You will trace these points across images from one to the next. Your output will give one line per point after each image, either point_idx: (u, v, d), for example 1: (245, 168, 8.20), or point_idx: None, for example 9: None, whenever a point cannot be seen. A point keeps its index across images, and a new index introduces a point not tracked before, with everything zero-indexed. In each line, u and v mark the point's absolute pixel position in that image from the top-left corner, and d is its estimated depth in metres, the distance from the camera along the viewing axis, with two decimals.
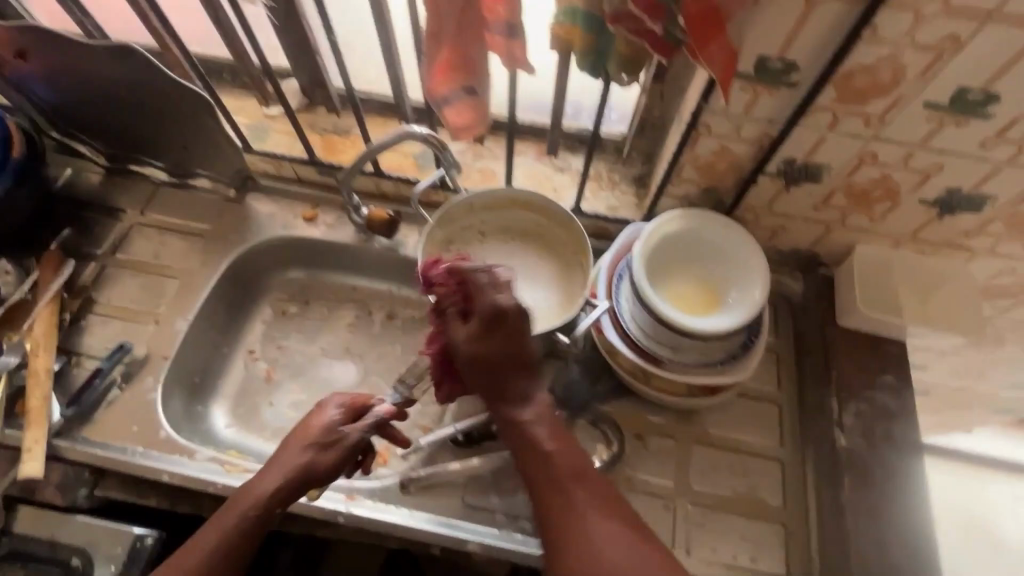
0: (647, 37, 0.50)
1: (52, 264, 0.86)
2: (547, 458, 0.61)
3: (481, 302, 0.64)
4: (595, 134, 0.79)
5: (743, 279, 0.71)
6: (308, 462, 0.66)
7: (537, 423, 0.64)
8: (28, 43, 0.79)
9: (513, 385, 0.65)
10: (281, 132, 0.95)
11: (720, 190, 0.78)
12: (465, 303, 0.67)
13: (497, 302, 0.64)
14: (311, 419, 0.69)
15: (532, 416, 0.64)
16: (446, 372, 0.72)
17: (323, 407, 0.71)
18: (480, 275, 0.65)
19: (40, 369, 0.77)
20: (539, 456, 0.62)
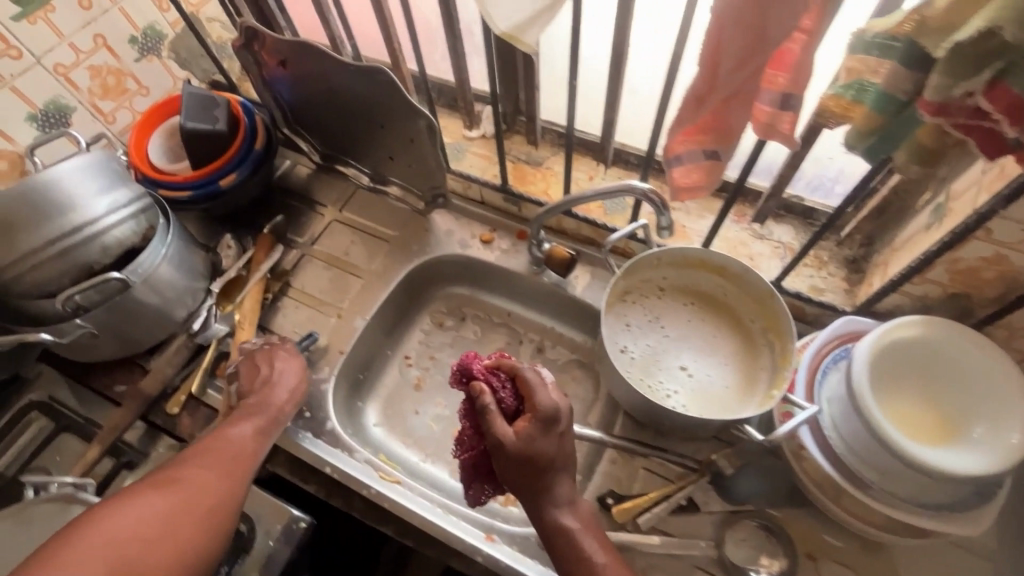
0: (981, 132, 0.43)
1: (265, 246, 0.96)
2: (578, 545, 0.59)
3: (541, 402, 0.60)
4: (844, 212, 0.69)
5: (996, 413, 0.59)
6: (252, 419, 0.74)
7: (580, 529, 0.60)
8: (289, 53, 0.88)
9: (555, 487, 0.61)
10: (477, 155, 0.98)
11: (973, 299, 0.66)
12: (513, 400, 0.62)
13: (554, 403, 0.61)
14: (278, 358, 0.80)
15: (556, 506, 0.61)
16: (477, 474, 0.65)
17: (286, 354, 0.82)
18: (529, 373, 0.62)
19: (240, 340, 0.87)
20: (581, 554, 0.59)
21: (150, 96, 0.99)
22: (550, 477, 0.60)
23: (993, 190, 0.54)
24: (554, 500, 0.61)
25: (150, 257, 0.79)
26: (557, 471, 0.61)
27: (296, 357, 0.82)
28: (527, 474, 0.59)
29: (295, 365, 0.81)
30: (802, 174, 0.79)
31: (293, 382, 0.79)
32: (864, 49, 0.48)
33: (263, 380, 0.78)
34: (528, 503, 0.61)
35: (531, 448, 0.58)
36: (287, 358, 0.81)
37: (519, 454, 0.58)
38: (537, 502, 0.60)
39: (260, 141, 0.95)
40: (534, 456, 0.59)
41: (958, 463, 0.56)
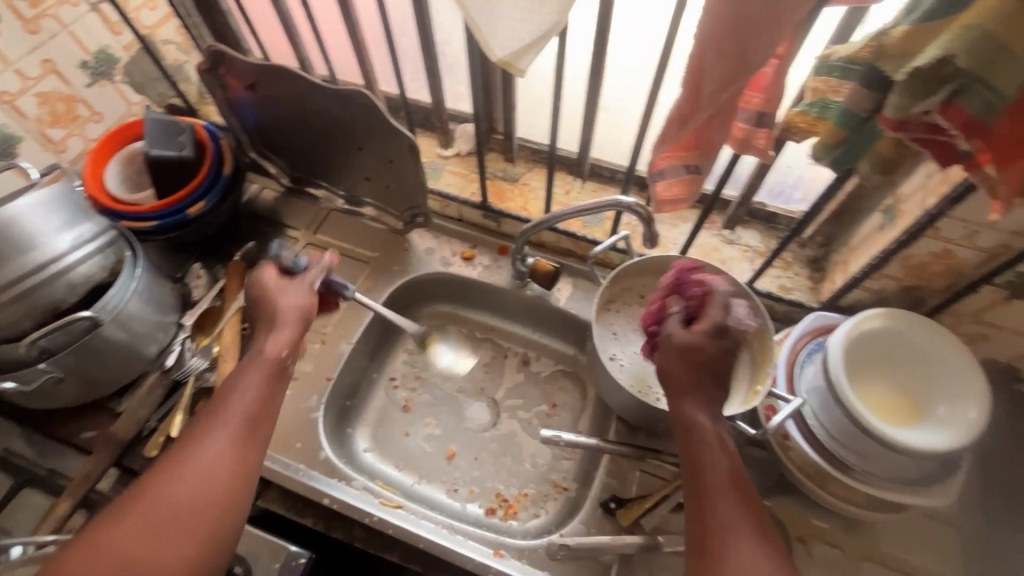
0: (933, 145, 0.49)
1: (238, 275, 0.93)
2: (708, 478, 0.55)
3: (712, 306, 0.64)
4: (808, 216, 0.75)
5: (954, 392, 0.65)
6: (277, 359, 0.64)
7: (714, 433, 0.57)
8: (259, 77, 0.86)
9: (693, 380, 0.59)
10: (454, 173, 0.99)
11: (924, 291, 0.73)
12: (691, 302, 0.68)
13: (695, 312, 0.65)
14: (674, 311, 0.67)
15: (698, 402, 0.59)
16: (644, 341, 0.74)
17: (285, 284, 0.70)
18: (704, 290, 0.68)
19: (225, 374, 0.83)
20: (707, 459, 0.56)
21: (103, 123, 0.94)
22: (698, 382, 0.59)
23: (940, 194, 0.60)
24: (696, 401, 0.59)
25: (117, 294, 0.75)
26: (715, 377, 0.60)
27: (298, 294, 0.70)
28: (697, 383, 0.59)
29: (291, 306, 0.68)
30: (769, 185, 0.86)
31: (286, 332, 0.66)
32: (828, 71, 0.53)
33: (264, 327, 0.67)
34: (677, 416, 0.60)
35: (705, 350, 0.60)
36: (282, 302, 0.68)
37: (690, 358, 0.60)
38: (683, 417, 0.58)
39: (229, 166, 0.92)
40: (706, 358, 0.60)
41: (927, 439, 0.62)
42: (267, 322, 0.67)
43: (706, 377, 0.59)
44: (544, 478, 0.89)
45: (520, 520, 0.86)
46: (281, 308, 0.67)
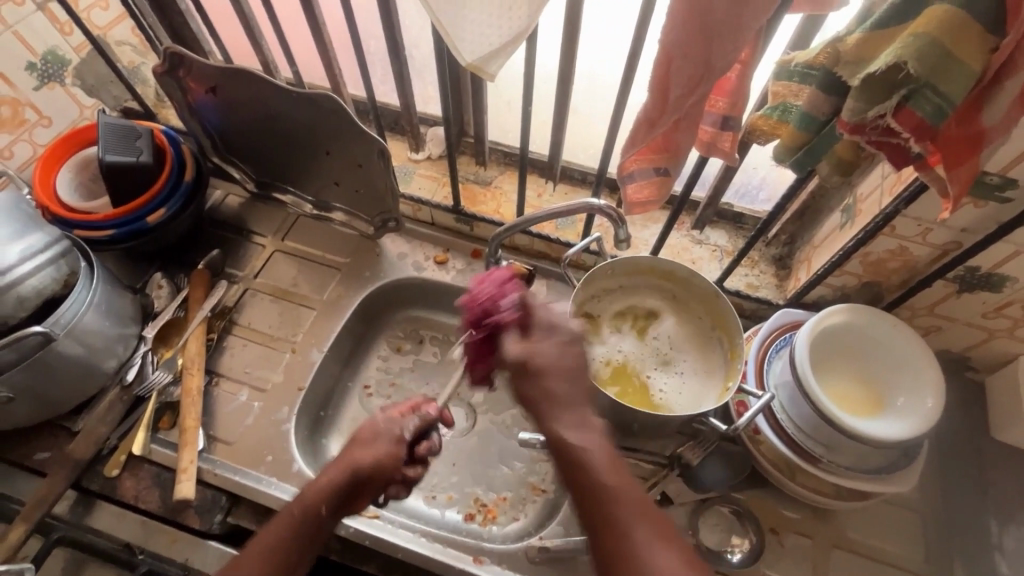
0: (889, 147, 0.51)
1: (203, 284, 0.90)
2: (622, 511, 0.49)
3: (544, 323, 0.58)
4: (773, 216, 0.77)
5: (912, 383, 0.68)
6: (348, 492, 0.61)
7: (589, 447, 0.51)
8: (221, 80, 0.83)
9: (567, 414, 0.53)
10: (425, 176, 0.98)
11: (882, 286, 0.76)
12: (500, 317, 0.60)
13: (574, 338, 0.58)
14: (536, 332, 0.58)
15: (564, 421, 0.52)
16: (478, 355, 0.64)
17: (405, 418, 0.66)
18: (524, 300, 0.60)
19: (192, 388, 0.80)
20: (583, 478, 0.50)
21: (52, 127, 0.90)
22: (551, 408, 0.53)
23: (895, 194, 0.63)
24: (561, 419, 0.53)
25: (71, 307, 0.71)
26: (562, 390, 0.53)
27: (384, 447, 0.63)
28: (563, 419, 0.53)
29: (367, 462, 0.62)
30: (734, 186, 0.88)
31: (337, 484, 0.61)
32: (788, 77, 0.55)
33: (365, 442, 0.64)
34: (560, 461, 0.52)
35: (559, 369, 0.54)
36: (362, 457, 0.62)
37: (530, 381, 0.54)
38: (563, 457, 0.51)
39: (190, 172, 0.89)
40: (553, 390, 0.53)
41: (888, 429, 0.65)
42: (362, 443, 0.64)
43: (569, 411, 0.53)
44: (522, 481, 0.89)
45: (499, 525, 0.86)
46: (361, 466, 0.62)
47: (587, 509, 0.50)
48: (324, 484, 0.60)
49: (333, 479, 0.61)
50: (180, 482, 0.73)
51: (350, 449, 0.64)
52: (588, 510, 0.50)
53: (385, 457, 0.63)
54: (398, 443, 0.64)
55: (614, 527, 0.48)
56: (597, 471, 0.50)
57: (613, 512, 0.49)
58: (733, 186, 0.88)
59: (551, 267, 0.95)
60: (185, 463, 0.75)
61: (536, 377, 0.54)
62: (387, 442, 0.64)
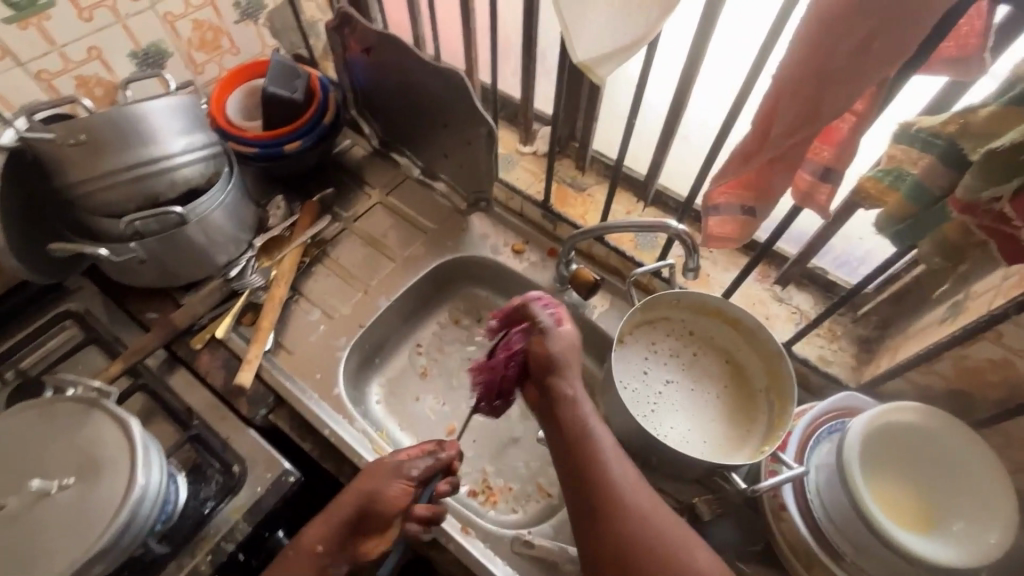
0: (1001, 238, 0.46)
1: (311, 214, 1.02)
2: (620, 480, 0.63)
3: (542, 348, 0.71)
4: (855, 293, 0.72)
5: (977, 511, 0.60)
6: (363, 505, 0.68)
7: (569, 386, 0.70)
8: (375, 44, 0.94)
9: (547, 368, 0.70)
10: (525, 169, 1.03)
11: (972, 398, 0.68)
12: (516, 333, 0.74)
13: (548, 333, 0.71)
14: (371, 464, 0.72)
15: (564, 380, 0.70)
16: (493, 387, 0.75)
17: (395, 450, 0.74)
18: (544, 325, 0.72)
19: (276, 296, 0.92)
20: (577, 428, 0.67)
21: (238, 56, 1.07)
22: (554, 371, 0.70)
23: (1010, 296, 0.56)
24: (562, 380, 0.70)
25: (207, 201, 0.85)
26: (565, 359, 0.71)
27: (394, 484, 0.69)
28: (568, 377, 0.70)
29: (380, 496, 0.68)
30: (835, 254, 0.83)
31: (346, 515, 0.67)
32: (908, 140, 0.51)
33: (362, 476, 0.71)
34: (569, 451, 0.66)
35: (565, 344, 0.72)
36: (377, 494, 0.68)
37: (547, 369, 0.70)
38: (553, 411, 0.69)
39: (329, 116, 1.01)
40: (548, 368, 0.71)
41: (931, 549, 0.58)
42: (359, 479, 0.70)
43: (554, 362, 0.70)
44: (529, 477, 0.90)
45: (497, 511, 0.88)
46: (371, 498, 0.68)
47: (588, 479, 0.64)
48: (332, 522, 0.67)
49: (342, 515, 0.67)
50: (243, 370, 0.84)
51: (370, 482, 0.69)
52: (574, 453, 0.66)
53: (395, 495, 0.68)
54: (406, 482, 0.70)
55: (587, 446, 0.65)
56: (580, 418, 0.67)
57: (603, 477, 0.63)
58: (832, 254, 0.83)
59: (616, 282, 0.95)
60: (250, 356, 0.86)
61: (553, 362, 0.70)
62: (399, 480, 0.70)
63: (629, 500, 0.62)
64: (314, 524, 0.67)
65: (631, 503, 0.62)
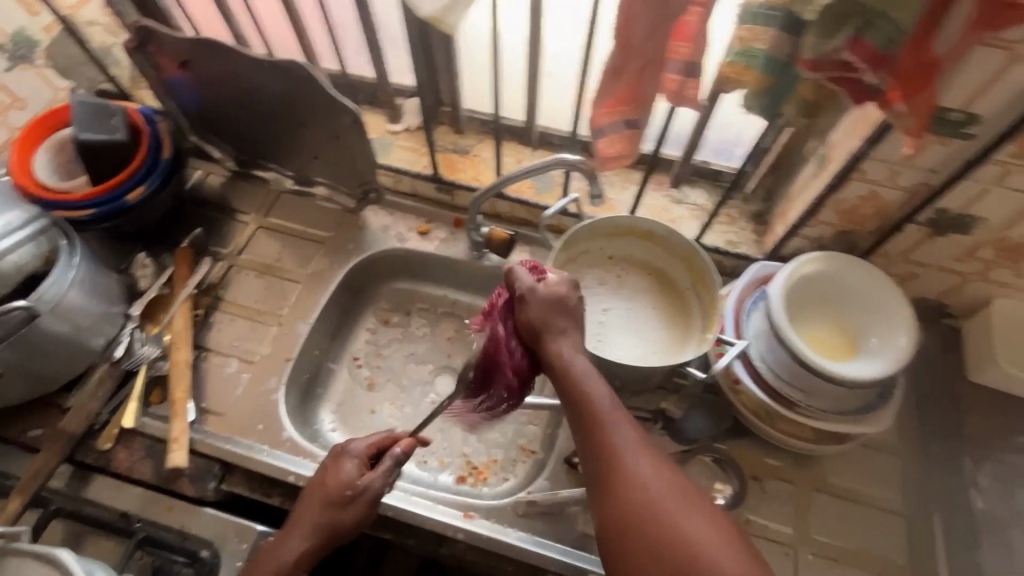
0: (848, 83, 0.51)
1: (186, 262, 0.90)
2: (635, 462, 0.55)
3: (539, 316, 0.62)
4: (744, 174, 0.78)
5: (886, 324, 0.69)
6: (331, 524, 0.65)
7: (576, 358, 0.62)
8: (192, 55, 0.83)
9: (547, 338, 0.62)
10: (403, 147, 0.98)
11: (856, 235, 0.77)
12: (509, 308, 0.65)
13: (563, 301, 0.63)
14: (330, 473, 0.67)
15: (558, 342, 0.62)
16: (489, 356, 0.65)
17: (345, 456, 0.68)
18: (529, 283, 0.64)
19: (178, 361, 0.81)
20: (595, 425, 0.58)
21: (27, 110, 0.89)
22: (548, 333, 0.62)
23: (863, 136, 0.64)
24: (553, 341, 0.63)
25: (54, 284, 0.72)
26: (565, 324, 0.63)
27: (359, 508, 0.66)
28: (563, 358, 0.61)
29: (348, 521, 0.66)
30: (711, 142, 0.88)
31: (307, 545, 0.65)
32: (752, 19, 0.53)
33: (318, 480, 0.68)
34: (585, 443, 0.58)
35: (546, 297, 0.63)
36: (342, 518, 0.66)
37: (542, 341, 0.62)
38: (567, 397, 0.60)
39: (167, 150, 0.89)
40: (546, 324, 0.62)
41: (861, 370, 0.66)
42: (319, 498, 0.66)
43: (558, 333, 0.63)
44: (510, 443, 0.91)
45: (490, 485, 0.88)
46: (336, 524, 0.66)
47: (603, 471, 0.56)
48: (297, 554, 0.65)
49: (305, 545, 0.65)
50: (173, 451, 0.75)
51: (337, 490, 0.66)
52: (591, 449, 0.57)
53: (361, 518, 0.66)
54: (366, 503, 0.66)
55: (603, 442, 0.57)
56: (591, 407, 0.59)
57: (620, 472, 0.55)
58: (709, 142, 0.88)
59: (531, 233, 0.96)
60: (176, 434, 0.76)
61: (541, 313, 0.62)
62: (364, 503, 0.66)
63: (649, 502, 0.53)
64: (284, 540, 0.66)
65: (649, 503, 0.52)
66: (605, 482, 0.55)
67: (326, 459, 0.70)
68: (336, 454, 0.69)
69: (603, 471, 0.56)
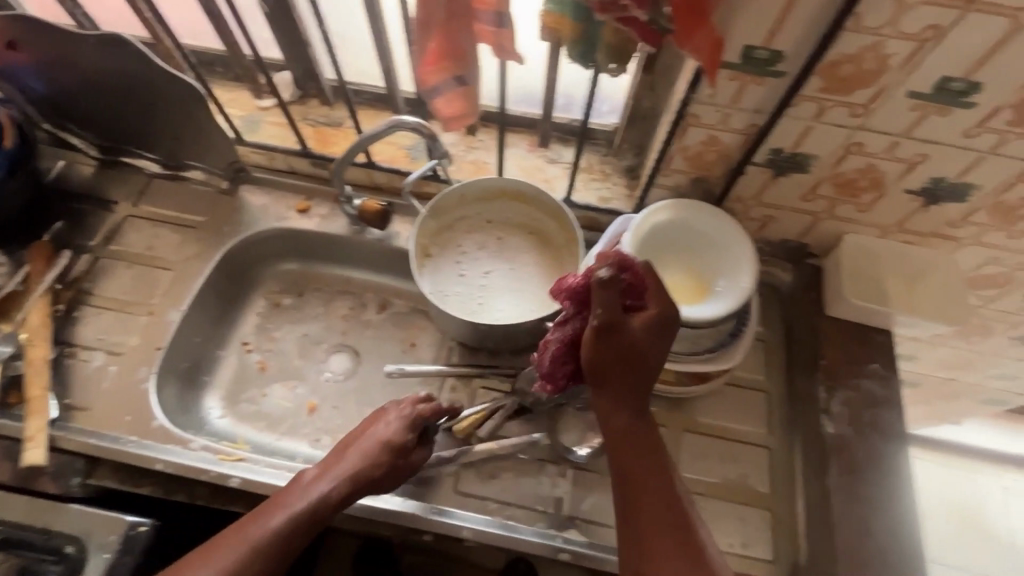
0: (633, 23, 0.52)
1: (43, 257, 0.87)
2: (659, 492, 0.57)
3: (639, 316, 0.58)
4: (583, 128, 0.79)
5: (731, 266, 0.72)
6: (365, 478, 0.66)
7: (628, 405, 0.60)
8: (20, 33, 0.78)
9: (620, 376, 0.59)
10: (273, 124, 0.96)
11: (709, 181, 0.79)
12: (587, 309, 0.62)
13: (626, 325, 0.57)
14: (379, 422, 0.71)
15: (627, 399, 0.60)
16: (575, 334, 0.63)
17: (386, 413, 0.72)
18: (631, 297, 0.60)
19: (35, 359, 0.79)
20: (637, 454, 0.59)
21: None
22: (611, 379, 0.59)
23: (686, 79, 0.65)
24: (601, 388, 0.60)
25: None
26: (614, 363, 0.58)
27: (415, 455, 0.71)
28: (627, 391, 0.59)
29: (372, 478, 0.67)
30: (565, 98, 0.89)
31: (361, 482, 0.66)
32: None
33: (365, 425, 0.71)
34: (619, 450, 0.59)
35: (625, 341, 0.57)
36: (370, 472, 0.67)
37: (597, 364, 0.58)
38: (628, 432, 0.59)
39: (9, 139, 0.84)
40: (644, 352, 0.58)
41: (705, 311, 0.69)
42: (363, 431, 0.71)
43: (620, 367, 0.58)
44: None
45: None
46: (395, 466, 0.68)
47: (631, 481, 0.58)
48: (325, 492, 0.65)
49: (364, 480, 0.66)
50: (30, 449, 0.73)
51: (388, 459, 0.68)
52: (629, 457, 0.59)
53: (388, 485, 0.68)
54: (409, 449, 0.70)
55: (646, 461, 0.58)
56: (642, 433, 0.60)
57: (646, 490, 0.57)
58: (562, 98, 0.89)
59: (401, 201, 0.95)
60: (33, 431, 0.74)
61: (623, 349, 0.57)
62: (387, 466, 0.67)
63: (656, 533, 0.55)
64: (305, 496, 0.64)
65: (659, 534, 0.55)
66: (629, 491, 0.58)
67: (364, 421, 0.73)
68: (377, 416, 0.73)
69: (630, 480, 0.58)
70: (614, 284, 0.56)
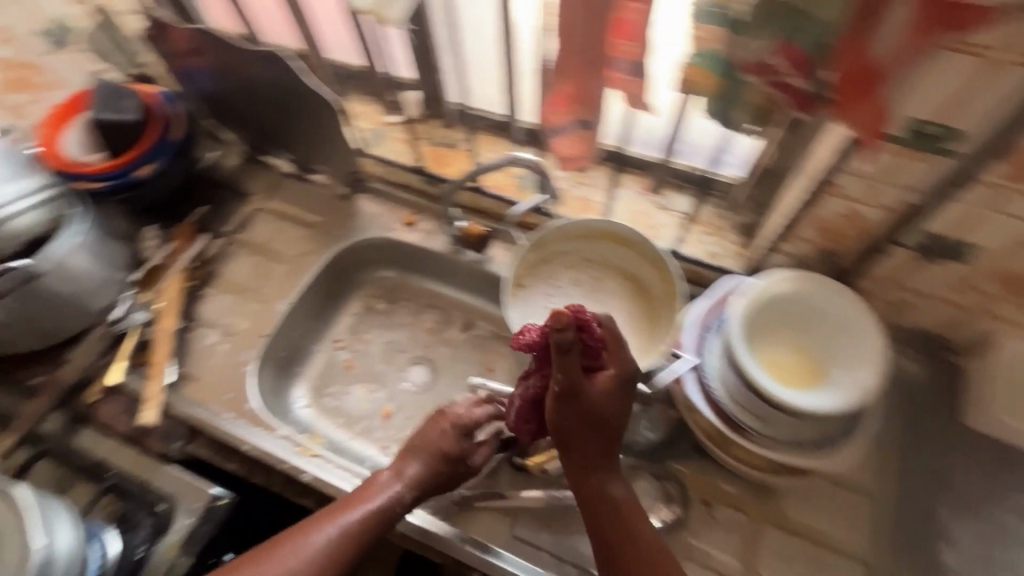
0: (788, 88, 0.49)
1: (185, 237, 0.98)
2: (641, 541, 0.63)
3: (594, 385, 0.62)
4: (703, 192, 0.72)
5: (853, 356, 0.64)
6: (419, 474, 0.71)
7: (609, 464, 0.66)
8: (203, 42, 0.88)
9: (584, 441, 0.64)
10: (396, 139, 1.01)
11: (840, 255, 0.71)
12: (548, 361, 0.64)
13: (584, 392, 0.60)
14: (439, 419, 0.74)
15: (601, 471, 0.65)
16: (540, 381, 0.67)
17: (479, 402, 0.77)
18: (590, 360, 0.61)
19: (165, 328, 0.89)
20: (616, 507, 0.64)
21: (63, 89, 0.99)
22: (572, 441, 0.64)
23: (834, 146, 0.59)
24: (569, 449, 0.65)
25: (59, 246, 0.79)
26: (574, 424, 0.62)
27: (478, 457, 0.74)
28: (595, 452, 0.65)
29: (444, 465, 0.72)
30: (691, 145, 0.80)
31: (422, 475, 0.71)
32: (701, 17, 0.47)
33: (437, 415, 0.75)
34: (610, 501, 0.64)
35: (587, 404, 0.61)
36: (451, 448, 0.72)
37: (559, 425, 0.63)
38: (599, 477, 0.65)
39: (177, 130, 0.95)
40: (605, 413, 0.62)
41: (815, 401, 0.61)
42: (428, 427, 0.75)
43: (580, 432, 0.63)
44: None
45: None
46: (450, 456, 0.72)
47: (619, 530, 0.63)
48: (412, 474, 0.71)
49: (418, 472, 0.71)
50: (146, 409, 0.83)
51: (457, 449, 0.72)
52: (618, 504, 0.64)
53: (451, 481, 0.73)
54: (466, 453, 0.73)
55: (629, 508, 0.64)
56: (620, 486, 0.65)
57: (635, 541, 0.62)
58: (688, 145, 0.80)
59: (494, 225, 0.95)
60: (150, 394, 0.84)
61: (585, 411, 0.61)
62: (451, 459, 0.72)
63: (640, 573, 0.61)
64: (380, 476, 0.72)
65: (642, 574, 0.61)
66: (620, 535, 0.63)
67: (427, 420, 0.76)
68: (443, 409, 0.76)
69: (620, 528, 0.63)
70: (574, 359, 0.56)
